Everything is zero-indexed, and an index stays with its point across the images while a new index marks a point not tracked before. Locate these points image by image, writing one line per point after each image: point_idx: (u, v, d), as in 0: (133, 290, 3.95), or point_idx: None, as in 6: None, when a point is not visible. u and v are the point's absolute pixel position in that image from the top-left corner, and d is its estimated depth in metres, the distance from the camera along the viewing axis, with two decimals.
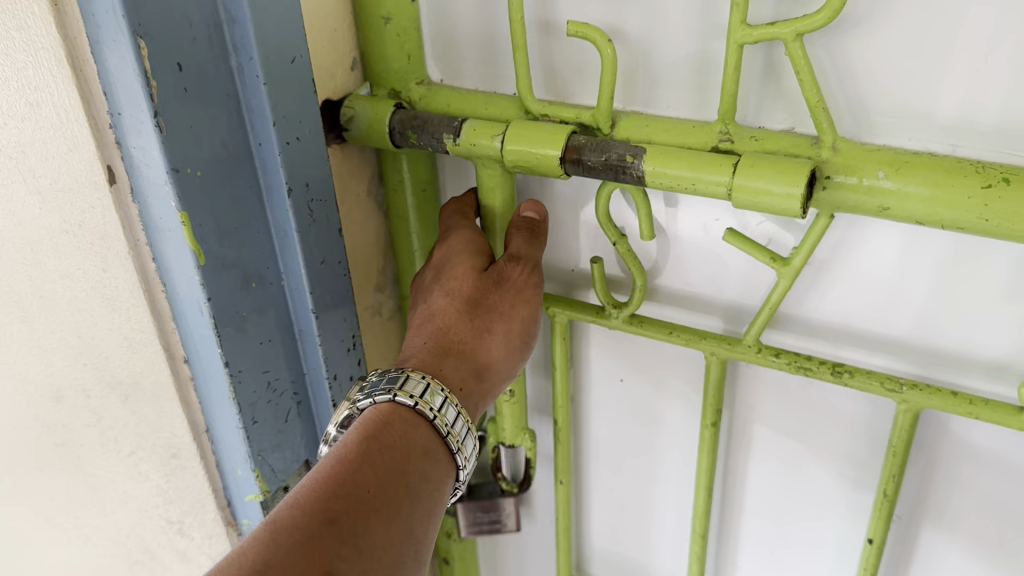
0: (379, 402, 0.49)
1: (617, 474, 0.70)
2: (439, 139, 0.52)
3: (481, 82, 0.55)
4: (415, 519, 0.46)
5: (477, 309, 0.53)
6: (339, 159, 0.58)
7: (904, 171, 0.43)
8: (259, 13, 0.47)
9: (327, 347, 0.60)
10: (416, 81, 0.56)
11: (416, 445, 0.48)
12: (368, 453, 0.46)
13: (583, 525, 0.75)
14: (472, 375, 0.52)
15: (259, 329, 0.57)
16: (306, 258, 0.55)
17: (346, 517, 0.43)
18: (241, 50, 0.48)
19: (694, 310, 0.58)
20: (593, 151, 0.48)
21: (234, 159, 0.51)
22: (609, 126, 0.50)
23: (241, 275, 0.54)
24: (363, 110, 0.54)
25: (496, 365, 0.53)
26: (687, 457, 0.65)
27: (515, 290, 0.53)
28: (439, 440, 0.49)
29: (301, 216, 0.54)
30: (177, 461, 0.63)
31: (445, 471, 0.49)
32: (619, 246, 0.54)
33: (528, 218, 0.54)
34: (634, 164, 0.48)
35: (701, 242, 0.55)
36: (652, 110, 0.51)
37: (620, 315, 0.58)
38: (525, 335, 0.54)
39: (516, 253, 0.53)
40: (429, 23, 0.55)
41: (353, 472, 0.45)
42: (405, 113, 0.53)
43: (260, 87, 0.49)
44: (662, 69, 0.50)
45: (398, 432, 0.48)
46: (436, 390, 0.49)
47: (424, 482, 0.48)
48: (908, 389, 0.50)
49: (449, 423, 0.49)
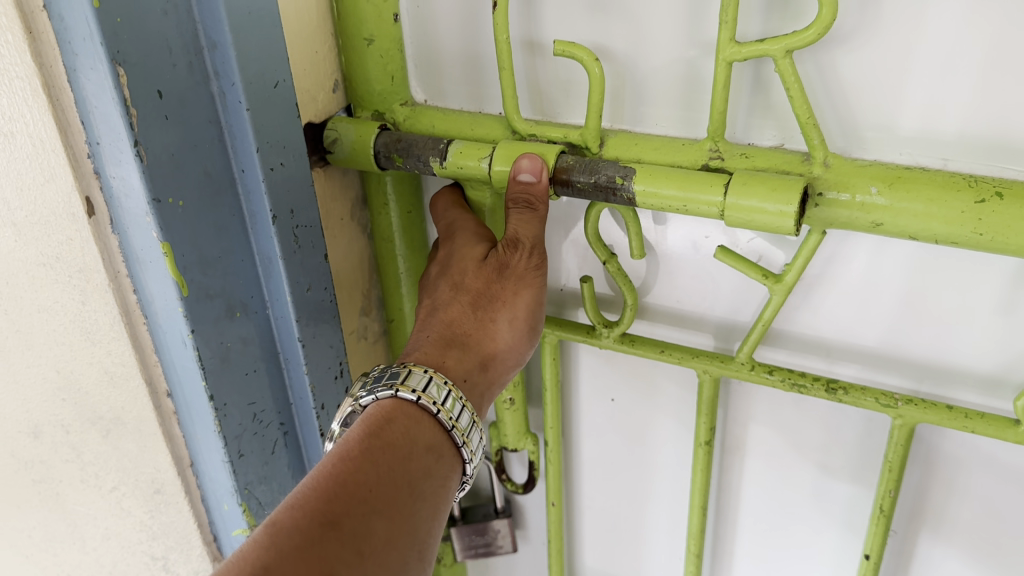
0: (382, 399, 0.48)
1: (609, 494, 0.69)
2: (425, 162, 0.51)
3: (466, 102, 0.55)
4: (418, 520, 0.44)
5: (480, 300, 0.52)
6: (323, 181, 0.56)
7: (896, 186, 0.43)
8: (241, 39, 0.46)
9: (314, 377, 0.58)
10: (400, 102, 0.55)
11: (419, 442, 0.47)
12: (369, 451, 0.45)
13: (574, 546, 0.74)
14: (476, 366, 0.51)
15: (243, 360, 0.55)
16: (292, 285, 0.54)
17: (347, 519, 0.41)
18: (222, 75, 0.47)
19: (685, 328, 0.58)
20: (583, 172, 0.48)
21: (218, 186, 0.50)
22: (597, 145, 0.49)
23: (225, 305, 0.52)
24: (346, 132, 0.53)
25: (502, 355, 0.53)
26: (680, 476, 0.64)
27: (518, 275, 0.51)
28: (445, 435, 0.48)
29: (286, 243, 0.52)
30: (161, 496, 0.62)
31: (449, 467, 0.48)
32: (609, 265, 0.54)
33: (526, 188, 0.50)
34: (624, 186, 0.47)
35: (692, 259, 0.55)
36: (640, 128, 0.51)
37: (611, 335, 0.57)
38: (530, 321, 0.52)
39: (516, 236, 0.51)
40: (412, 44, 0.54)
41: (354, 471, 0.43)
42: (389, 135, 0.52)
43: (243, 112, 0.48)
44: (649, 87, 0.49)
45: (401, 429, 0.46)
46: (440, 383, 0.48)
47: (427, 481, 0.46)
48: (904, 405, 0.50)
49: (454, 416, 0.48)
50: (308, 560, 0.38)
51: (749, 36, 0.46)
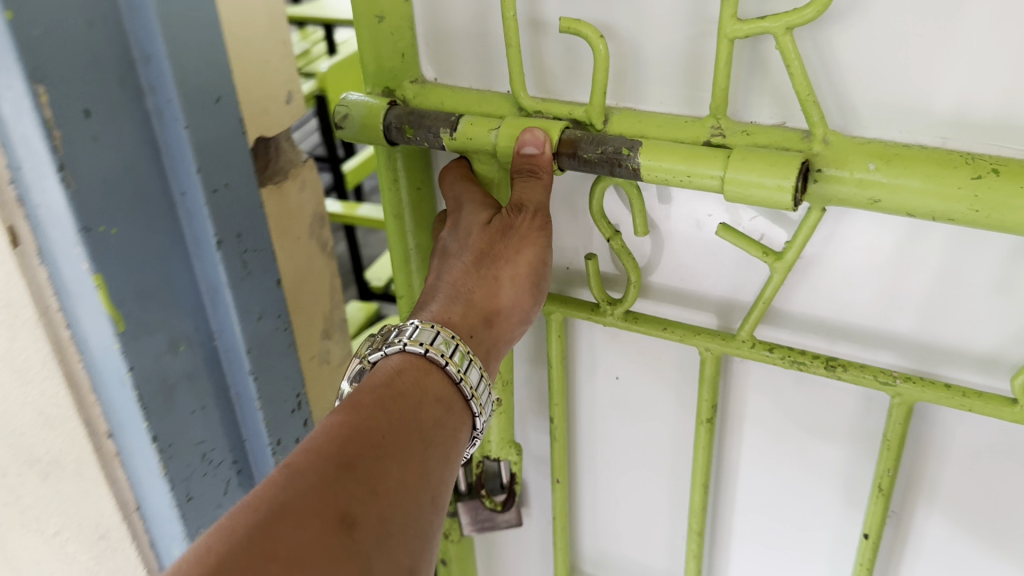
0: (391, 354, 0.50)
1: (613, 473, 0.69)
2: (435, 134, 0.52)
3: (474, 80, 0.56)
4: (431, 465, 0.46)
5: (482, 258, 0.53)
6: (278, 202, 0.65)
7: (894, 164, 0.44)
8: (176, 63, 0.52)
9: (260, 403, 0.66)
10: (410, 79, 0.56)
11: (428, 392, 0.49)
12: (381, 400, 0.47)
13: (578, 525, 0.75)
14: (481, 322, 0.52)
15: (189, 396, 0.62)
16: (237, 312, 0.61)
17: (361, 461, 0.43)
18: (157, 89, 0.53)
19: (687, 306, 0.58)
20: (590, 143, 0.48)
21: (158, 213, 0.56)
22: (602, 121, 0.50)
23: (168, 338, 0.59)
24: (357, 107, 0.54)
25: (506, 311, 0.53)
26: (682, 454, 0.65)
27: (522, 233, 0.52)
28: (453, 389, 0.50)
29: (231, 268, 0.59)
30: (106, 541, 0.68)
31: (459, 418, 0.50)
32: (612, 242, 0.55)
33: (525, 153, 0.49)
34: (629, 157, 0.48)
35: (694, 237, 0.55)
36: (644, 106, 0.52)
37: (615, 312, 0.58)
38: (534, 277, 0.53)
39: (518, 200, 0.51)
40: (422, 23, 0.55)
41: (366, 418, 0.45)
42: (401, 109, 0.53)
43: (181, 129, 0.54)
44: (653, 65, 0.50)
45: (410, 379, 0.49)
46: (447, 337, 0.50)
47: (438, 429, 0.48)
48: (901, 383, 0.50)
49: (462, 369, 0.50)
50: (323, 497, 0.41)
51: (750, 15, 0.47)
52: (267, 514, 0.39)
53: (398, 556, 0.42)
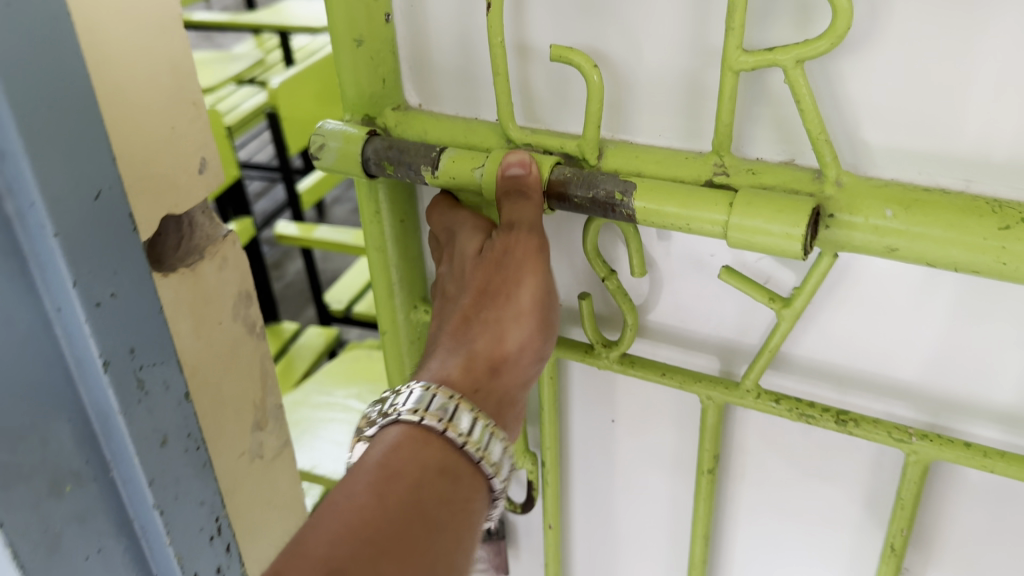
0: (388, 425, 0.45)
1: (608, 519, 0.66)
2: (417, 171, 0.49)
3: (460, 107, 0.52)
4: (440, 549, 0.41)
5: (483, 297, 0.48)
6: (194, 287, 0.55)
7: (913, 209, 0.40)
8: (38, 154, 0.41)
9: (173, 537, 0.56)
10: (391, 106, 0.52)
11: (430, 463, 0.43)
12: (379, 483, 0.41)
13: (570, 570, 0.71)
14: (485, 369, 0.47)
15: (81, 545, 0.51)
16: (137, 441, 0.51)
17: (354, 563, 0.38)
18: (18, 192, 0.42)
19: (687, 349, 0.55)
20: (580, 186, 0.45)
21: (23, 334, 0.45)
22: (595, 157, 0.47)
23: (50, 481, 0.48)
24: (334, 138, 0.51)
25: (513, 360, 0.48)
26: (680, 504, 0.61)
27: (520, 263, 0.47)
28: (459, 453, 0.44)
29: (125, 391, 0.49)
30: None
31: (471, 485, 0.44)
32: (608, 283, 0.51)
33: (510, 172, 0.45)
34: (623, 202, 0.44)
35: (696, 278, 0.52)
36: (641, 139, 0.48)
37: (611, 356, 0.54)
38: (542, 312, 0.49)
39: (509, 222, 0.46)
40: (405, 46, 0.52)
41: (358, 511, 0.40)
42: (380, 141, 0.50)
43: (49, 238, 0.43)
44: (651, 96, 0.46)
45: (406, 454, 0.43)
46: (443, 397, 0.44)
47: (446, 504, 0.42)
48: (917, 441, 0.47)
49: (465, 431, 0.44)
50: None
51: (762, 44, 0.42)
52: None
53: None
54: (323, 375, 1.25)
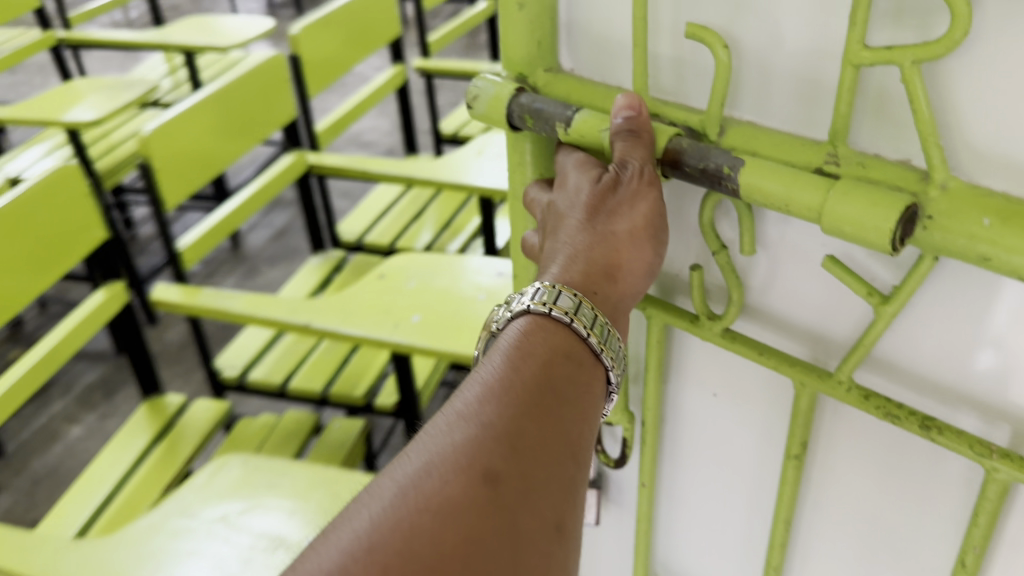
0: (524, 313, 0.50)
1: (701, 488, 0.68)
2: (553, 126, 0.54)
3: (601, 74, 0.56)
4: (571, 422, 0.46)
5: (597, 214, 0.52)
6: None
7: (1010, 222, 0.40)
8: None
9: None
10: (544, 68, 0.57)
11: (560, 348, 0.48)
12: (512, 361, 0.47)
13: (661, 532, 0.74)
14: (602, 274, 0.52)
15: None
16: None
17: (502, 421, 0.43)
18: None
19: (786, 335, 0.56)
20: (693, 156, 0.49)
21: None
22: (715, 132, 0.50)
23: None
24: (487, 89, 0.57)
25: (630, 263, 0.52)
26: (766, 482, 0.63)
27: (634, 187, 0.51)
28: (581, 343, 0.49)
29: None
30: None
31: (592, 370, 0.49)
32: (718, 256, 0.54)
33: (624, 118, 0.50)
34: (730, 176, 0.47)
35: (803, 264, 0.52)
36: (763, 120, 0.50)
37: (714, 327, 0.57)
38: (653, 227, 0.52)
39: (616, 160, 0.51)
40: (563, 13, 0.56)
41: (502, 381, 0.46)
42: (524, 97, 0.55)
43: None
44: (776, 78, 0.48)
45: (540, 339, 0.48)
46: (566, 294, 0.50)
47: (574, 383, 0.47)
48: (999, 459, 0.45)
49: (587, 325, 0.49)
50: (469, 456, 0.42)
51: (873, 42, 0.44)
52: (410, 489, 0.41)
53: (544, 514, 0.42)
54: (190, 490, 1.04)
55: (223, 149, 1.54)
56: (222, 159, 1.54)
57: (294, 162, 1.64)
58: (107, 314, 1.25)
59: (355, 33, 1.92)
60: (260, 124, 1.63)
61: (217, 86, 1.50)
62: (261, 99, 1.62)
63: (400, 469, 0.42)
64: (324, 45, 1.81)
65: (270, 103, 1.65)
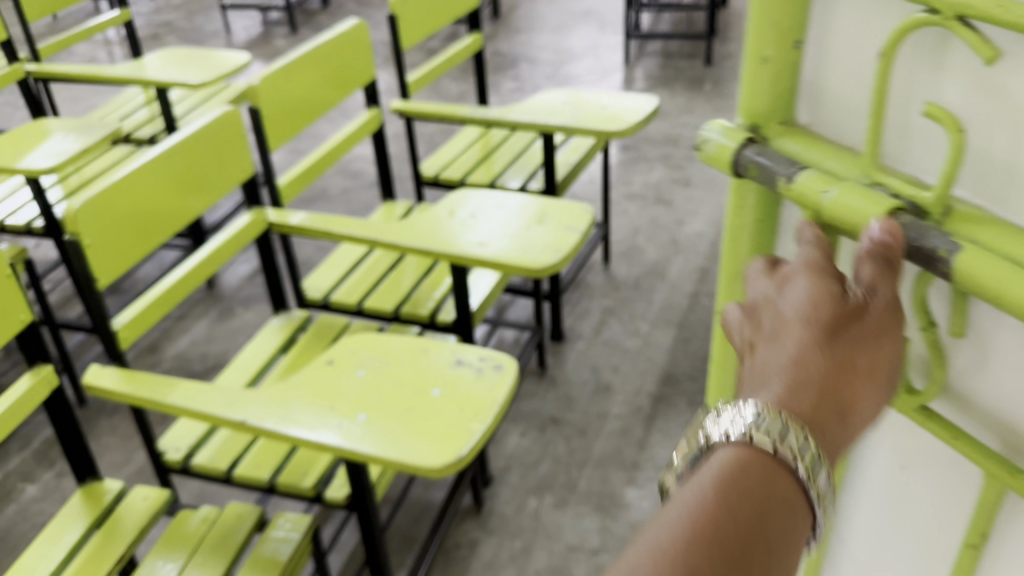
0: (746, 447, 0.58)
1: (887, 510, 0.81)
2: (780, 175, 0.71)
3: (845, 136, 0.70)
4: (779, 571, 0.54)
5: (838, 336, 0.62)
6: None
7: None
8: None
9: None
10: (780, 120, 0.74)
11: (782, 494, 0.57)
12: (731, 502, 0.55)
13: (843, 535, 0.88)
14: (838, 413, 0.61)
15: None
16: None
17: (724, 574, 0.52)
18: None
19: (991, 416, 0.66)
20: (915, 238, 0.60)
21: None
22: (938, 212, 0.61)
23: None
24: (724, 138, 0.76)
25: (862, 408, 0.62)
26: (951, 518, 0.74)
27: (880, 317, 0.62)
28: (801, 489, 0.57)
29: None
30: None
31: (804, 519, 0.57)
32: (926, 332, 0.66)
33: (885, 246, 0.60)
34: (945, 258, 0.58)
35: (1011, 351, 0.61)
36: (993, 205, 0.60)
37: (913, 399, 0.69)
38: (882, 370, 0.63)
39: (872, 281, 0.61)
40: (809, 79, 0.71)
41: (722, 529, 0.54)
42: (754, 145, 0.73)
43: None
44: (1002, 167, 0.58)
45: (764, 479, 0.57)
46: (806, 431, 0.58)
47: (786, 530, 0.56)
48: None
49: (812, 474, 0.57)
50: (679, 573, 0.53)
51: None
52: None
53: None
54: None
55: (174, 215, 1.63)
56: (177, 217, 1.64)
57: (248, 220, 1.84)
58: (29, 403, 1.38)
59: (330, 72, 2.02)
60: (212, 187, 1.71)
61: (175, 143, 1.60)
62: (216, 159, 1.71)
63: (635, 562, 0.54)
64: (292, 90, 1.91)
65: (229, 160, 1.74)
